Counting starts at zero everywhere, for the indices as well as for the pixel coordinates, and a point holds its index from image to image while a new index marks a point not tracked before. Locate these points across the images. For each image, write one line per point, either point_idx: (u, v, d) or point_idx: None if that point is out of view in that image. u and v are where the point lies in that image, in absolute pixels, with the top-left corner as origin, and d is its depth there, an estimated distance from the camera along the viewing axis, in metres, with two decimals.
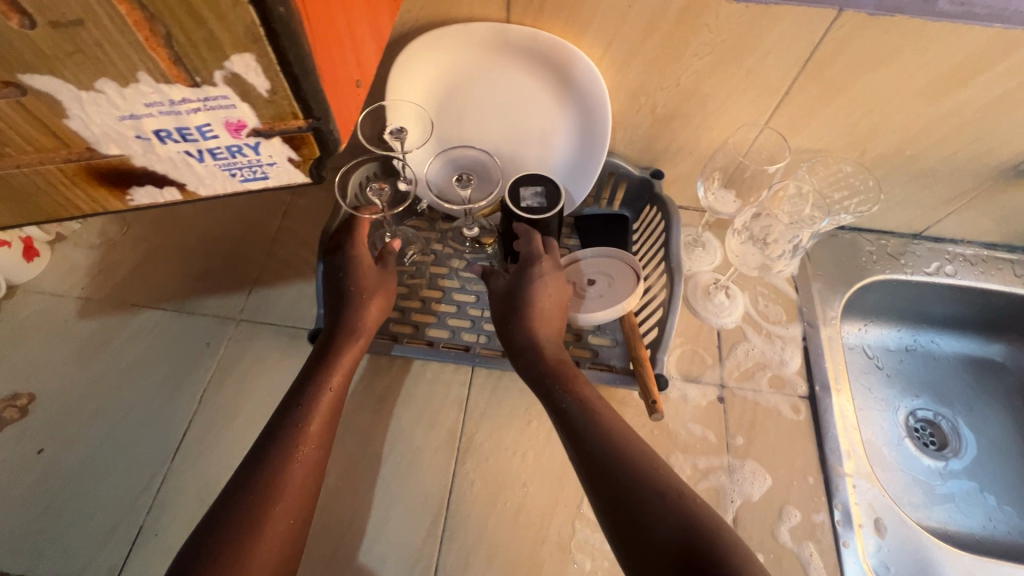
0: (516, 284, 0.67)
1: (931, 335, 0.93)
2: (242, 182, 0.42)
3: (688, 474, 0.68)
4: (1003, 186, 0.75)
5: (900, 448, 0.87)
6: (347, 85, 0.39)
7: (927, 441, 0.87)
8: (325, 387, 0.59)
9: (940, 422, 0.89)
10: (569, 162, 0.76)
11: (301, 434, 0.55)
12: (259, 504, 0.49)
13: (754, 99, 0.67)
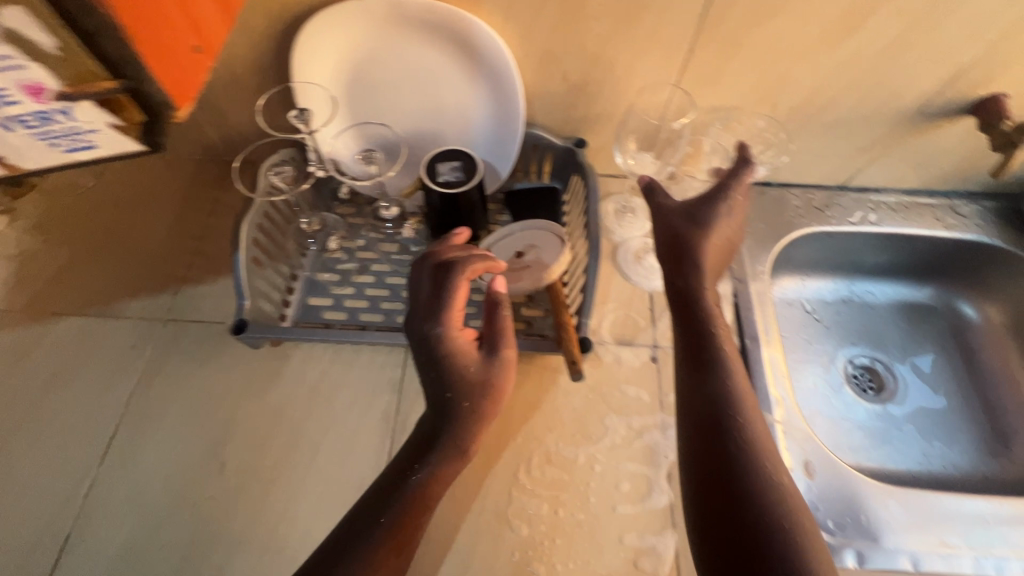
0: (699, 207, 0.63)
1: (864, 285, 0.96)
2: (71, 151, 0.53)
3: (623, 434, 0.69)
4: (912, 131, 0.77)
5: (840, 395, 0.89)
6: (179, 48, 0.40)
7: (866, 386, 0.90)
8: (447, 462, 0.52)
9: (877, 367, 0.92)
10: (489, 136, 0.76)
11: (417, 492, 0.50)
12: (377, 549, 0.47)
13: (660, 59, 0.68)
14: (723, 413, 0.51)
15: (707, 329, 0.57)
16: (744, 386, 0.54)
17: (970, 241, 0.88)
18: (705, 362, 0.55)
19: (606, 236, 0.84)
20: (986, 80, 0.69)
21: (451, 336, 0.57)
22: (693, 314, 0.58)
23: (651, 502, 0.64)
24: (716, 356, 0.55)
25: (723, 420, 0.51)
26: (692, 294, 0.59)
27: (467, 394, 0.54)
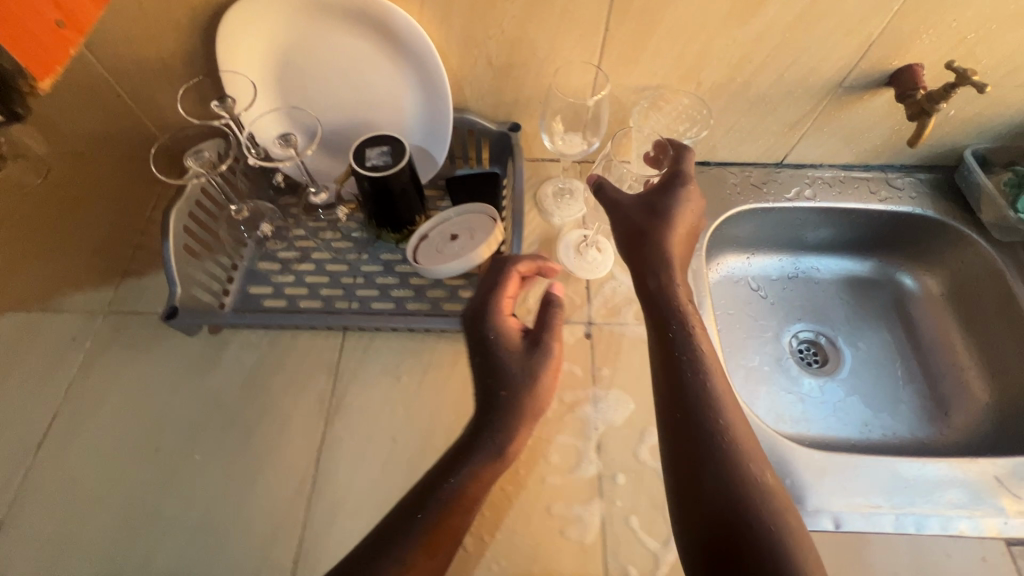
0: (657, 197, 0.65)
1: (808, 261, 0.98)
2: None
3: (555, 408, 0.70)
4: (837, 105, 0.79)
5: (784, 369, 0.91)
6: (29, 14, 0.40)
7: (810, 359, 0.92)
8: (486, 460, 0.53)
9: (821, 340, 0.93)
10: (423, 122, 0.78)
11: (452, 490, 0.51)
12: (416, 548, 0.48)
13: (579, 39, 0.69)
14: (704, 416, 0.53)
15: (679, 329, 0.58)
16: (721, 383, 0.55)
17: (905, 212, 0.89)
18: (681, 364, 0.56)
19: (545, 219, 0.86)
20: (899, 50, 0.70)
21: (503, 322, 0.58)
22: (663, 315, 0.59)
23: (579, 472, 0.65)
24: (691, 357, 0.56)
25: (701, 424, 0.53)
26: (658, 295, 0.61)
27: (527, 382, 0.55)
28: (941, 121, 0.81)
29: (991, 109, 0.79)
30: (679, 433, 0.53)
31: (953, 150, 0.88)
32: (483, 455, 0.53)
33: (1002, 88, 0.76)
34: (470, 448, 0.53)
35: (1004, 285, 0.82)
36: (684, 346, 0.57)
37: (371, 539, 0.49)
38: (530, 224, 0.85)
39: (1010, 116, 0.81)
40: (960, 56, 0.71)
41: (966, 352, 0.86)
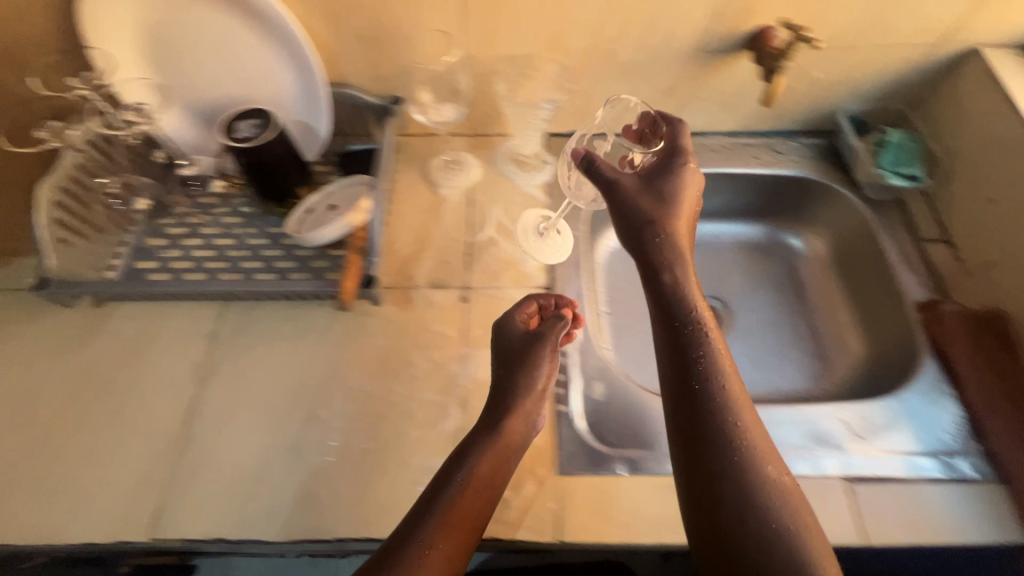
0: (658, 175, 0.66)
1: (706, 227, 0.99)
2: None
3: (423, 368, 0.72)
4: (706, 69, 0.81)
5: None
6: None
7: None
8: (491, 438, 0.59)
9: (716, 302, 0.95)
10: (302, 96, 0.80)
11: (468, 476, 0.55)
12: (436, 530, 0.50)
13: (437, 9, 0.72)
14: (716, 411, 0.53)
15: (691, 325, 0.58)
16: (733, 378, 0.56)
17: (787, 177, 0.91)
18: (690, 359, 0.56)
19: (433, 191, 0.87)
20: (748, 13, 0.72)
21: (517, 325, 0.68)
22: (670, 310, 0.59)
23: (440, 427, 0.68)
24: (700, 351, 0.56)
25: (702, 404, 0.54)
26: (661, 288, 0.61)
27: (525, 382, 0.63)
28: (811, 83, 0.84)
29: (856, 71, 0.82)
30: (687, 428, 0.53)
31: (831, 113, 0.90)
32: (479, 454, 0.57)
33: (860, 49, 0.78)
34: (478, 449, 0.58)
35: (875, 245, 0.84)
36: (693, 341, 0.57)
37: (401, 526, 0.51)
38: (417, 196, 0.87)
39: (877, 77, 0.83)
40: (808, 16, 0.73)
41: (845, 308, 0.89)
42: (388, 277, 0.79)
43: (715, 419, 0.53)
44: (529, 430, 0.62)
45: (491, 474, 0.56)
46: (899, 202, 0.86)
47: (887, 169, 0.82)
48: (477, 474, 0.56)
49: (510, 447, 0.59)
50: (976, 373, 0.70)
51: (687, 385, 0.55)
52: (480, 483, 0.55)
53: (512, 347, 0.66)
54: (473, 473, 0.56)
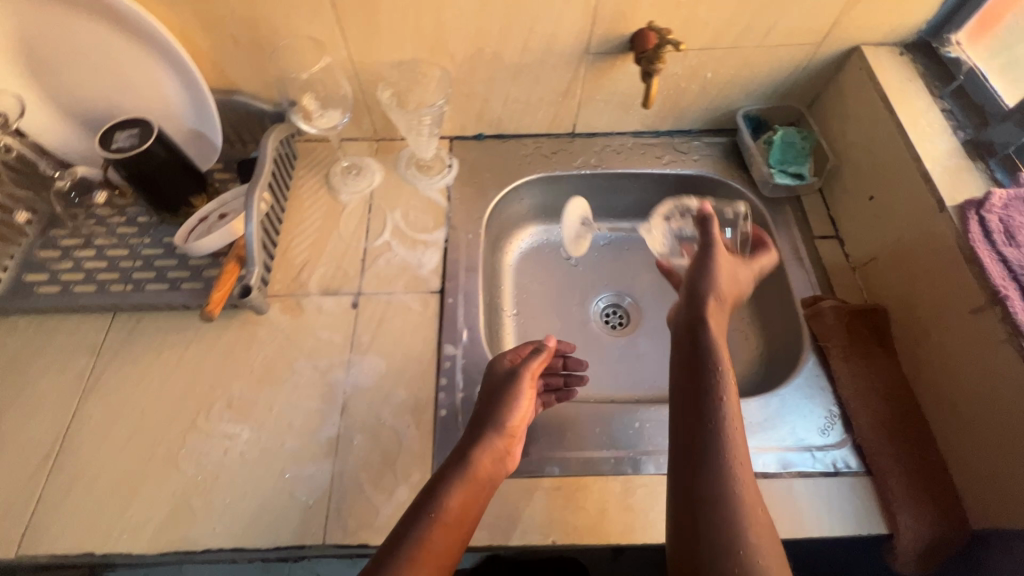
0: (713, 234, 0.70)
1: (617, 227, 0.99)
2: None
3: (308, 376, 0.72)
4: (595, 72, 0.81)
5: (587, 332, 0.91)
6: None
7: (614, 322, 0.93)
8: (465, 477, 0.57)
9: (625, 302, 0.95)
10: (190, 105, 0.80)
11: (444, 514, 0.53)
12: (407, 564, 0.48)
13: (312, 17, 0.71)
14: (716, 460, 0.50)
15: (705, 369, 0.56)
16: (736, 428, 0.52)
17: (688, 176, 0.91)
18: (699, 406, 0.54)
19: (333, 197, 0.87)
20: (625, 15, 0.73)
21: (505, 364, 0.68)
22: (696, 355, 0.58)
23: (319, 435, 0.68)
24: (709, 399, 0.54)
25: (701, 434, 0.52)
26: (704, 334, 0.59)
27: (498, 418, 0.63)
28: (703, 84, 0.84)
29: (744, 70, 0.82)
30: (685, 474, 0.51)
31: (730, 113, 0.91)
32: (450, 489, 0.56)
33: (745, 49, 0.79)
34: (452, 484, 0.56)
35: (769, 240, 0.85)
36: (707, 388, 0.54)
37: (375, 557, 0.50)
38: (316, 202, 0.87)
39: (768, 77, 0.84)
40: (686, 18, 0.74)
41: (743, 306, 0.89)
42: (280, 284, 0.79)
43: (716, 467, 0.50)
44: (500, 466, 0.61)
45: (463, 515, 0.54)
46: (795, 200, 0.87)
47: (775, 168, 0.83)
48: (450, 511, 0.54)
49: (487, 481, 0.59)
50: (851, 368, 0.70)
51: (693, 430, 0.53)
52: (441, 520, 0.53)
53: (501, 386, 0.66)
54: (446, 512, 0.53)
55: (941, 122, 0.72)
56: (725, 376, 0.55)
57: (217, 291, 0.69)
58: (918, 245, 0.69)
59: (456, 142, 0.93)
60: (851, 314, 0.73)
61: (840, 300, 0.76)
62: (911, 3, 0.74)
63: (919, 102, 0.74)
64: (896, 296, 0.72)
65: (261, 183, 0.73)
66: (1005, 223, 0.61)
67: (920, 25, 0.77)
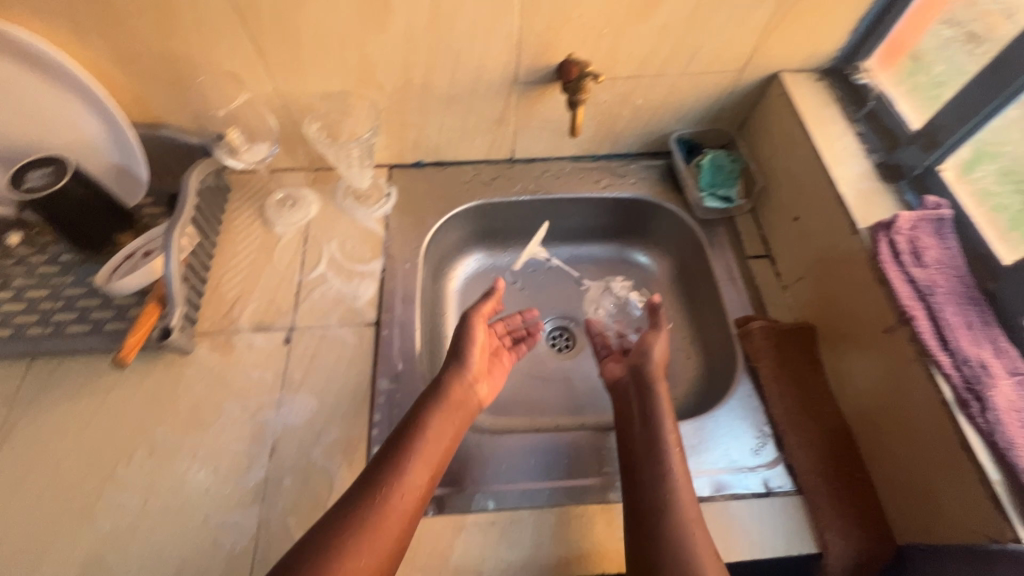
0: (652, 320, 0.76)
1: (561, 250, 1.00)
2: None
3: (236, 417, 0.70)
4: (527, 99, 0.82)
5: (535, 357, 0.91)
6: None
7: (561, 345, 0.93)
8: (442, 405, 0.65)
9: (572, 324, 0.94)
10: (110, 140, 0.77)
11: (425, 430, 0.62)
12: (398, 473, 0.58)
13: (232, 52, 0.70)
14: (657, 487, 0.61)
15: (649, 401, 0.69)
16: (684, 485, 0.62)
17: (626, 199, 0.93)
18: (643, 438, 0.66)
19: (267, 229, 0.86)
20: (549, 46, 0.74)
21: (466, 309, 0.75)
22: (643, 395, 0.70)
23: (246, 479, 0.66)
24: (650, 428, 0.66)
25: (652, 487, 0.61)
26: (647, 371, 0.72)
27: (457, 354, 0.70)
28: (634, 110, 0.86)
29: (672, 96, 0.84)
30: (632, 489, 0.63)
31: (663, 136, 0.92)
32: (427, 420, 0.63)
33: (670, 77, 0.81)
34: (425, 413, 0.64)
35: (705, 260, 0.87)
36: (649, 412, 0.68)
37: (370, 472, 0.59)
38: (249, 234, 0.85)
39: (696, 103, 0.86)
40: (608, 49, 0.75)
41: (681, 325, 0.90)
42: (209, 322, 0.77)
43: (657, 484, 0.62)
44: (469, 393, 0.69)
45: (438, 440, 0.63)
46: (728, 221, 0.88)
47: (705, 190, 0.86)
48: (427, 436, 0.62)
49: (457, 403, 0.67)
50: (781, 390, 0.71)
51: (640, 458, 0.65)
52: (419, 447, 0.61)
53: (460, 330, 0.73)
54: (422, 435, 0.62)
55: (854, 146, 0.75)
56: (664, 411, 0.67)
57: (132, 335, 0.66)
58: (837, 265, 0.71)
59: (395, 170, 0.92)
60: (780, 336, 0.75)
61: (771, 320, 0.77)
62: (824, 33, 0.76)
63: (834, 127, 0.77)
64: (821, 315, 0.74)
65: (181, 222, 0.71)
66: (911, 244, 0.64)
67: (834, 52, 0.80)
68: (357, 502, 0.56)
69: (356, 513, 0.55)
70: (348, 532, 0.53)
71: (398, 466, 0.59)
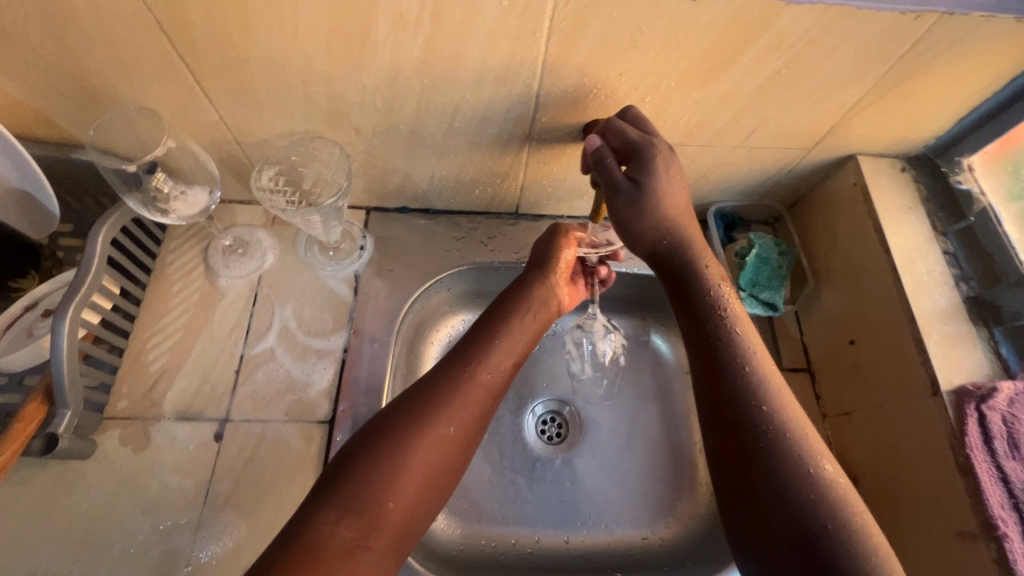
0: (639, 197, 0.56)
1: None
2: None
3: (142, 539, 0.56)
4: (542, 157, 0.66)
5: (523, 449, 0.77)
6: None
7: (553, 434, 0.79)
8: (532, 315, 0.62)
9: (568, 410, 0.80)
10: (9, 166, 0.60)
11: (509, 326, 0.59)
12: (472, 363, 0.55)
13: (160, 75, 0.53)
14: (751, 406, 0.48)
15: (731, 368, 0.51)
16: (803, 441, 0.46)
17: None
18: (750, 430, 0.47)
19: (209, 280, 0.69)
20: (576, 105, 0.57)
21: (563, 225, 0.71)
22: (719, 358, 0.52)
23: None
24: (753, 415, 0.48)
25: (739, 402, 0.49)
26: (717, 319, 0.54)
27: (542, 264, 0.66)
28: None
29: (721, 169, 0.68)
30: (759, 500, 0.45)
31: (700, 208, 0.76)
32: (514, 316, 0.61)
33: (722, 148, 0.64)
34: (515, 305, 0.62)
35: None
36: (743, 387, 0.49)
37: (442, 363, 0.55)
38: (185, 285, 0.69)
39: (748, 177, 0.70)
40: (651, 114, 0.59)
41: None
42: (124, 404, 0.62)
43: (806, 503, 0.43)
44: (554, 297, 0.65)
45: (522, 332, 0.60)
46: (766, 320, 0.73)
47: (745, 290, 0.70)
48: (512, 330, 0.60)
49: (542, 302, 0.63)
50: None
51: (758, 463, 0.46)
52: (499, 333, 0.59)
53: (554, 238, 0.68)
54: (505, 324, 0.59)
55: (942, 270, 0.61)
56: (741, 358, 0.51)
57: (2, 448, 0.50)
58: (905, 423, 0.57)
59: (374, 214, 0.76)
60: None
61: None
62: (922, 119, 0.60)
63: (916, 240, 0.62)
64: (871, 472, 0.61)
65: (82, 294, 0.55)
66: (1009, 426, 0.51)
67: (926, 141, 0.64)
68: (443, 374, 0.53)
69: (441, 385, 0.52)
70: (437, 403, 0.51)
71: (483, 351, 0.56)
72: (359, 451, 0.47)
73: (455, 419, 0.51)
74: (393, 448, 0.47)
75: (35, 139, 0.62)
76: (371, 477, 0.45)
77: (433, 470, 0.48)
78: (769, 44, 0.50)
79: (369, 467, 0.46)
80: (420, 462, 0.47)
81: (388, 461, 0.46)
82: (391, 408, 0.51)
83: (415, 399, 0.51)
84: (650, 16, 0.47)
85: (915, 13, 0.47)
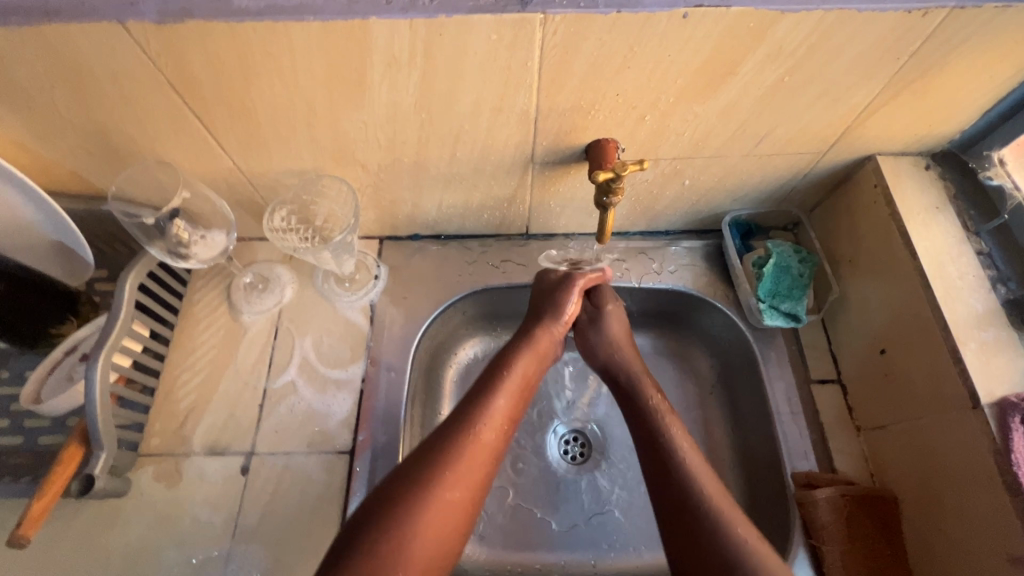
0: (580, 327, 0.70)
1: None
2: None
3: (177, 573, 0.58)
4: (546, 178, 0.65)
5: (544, 470, 0.76)
6: None
7: (574, 453, 0.78)
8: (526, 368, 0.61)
9: (588, 428, 0.79)
10: (47, 223, 0.63)
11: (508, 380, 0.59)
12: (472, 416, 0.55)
13: (176, 130, 0.56)
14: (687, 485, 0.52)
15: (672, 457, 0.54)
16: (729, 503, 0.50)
17: (663, 292, 0.74)
18: (694, 514, 0.50)
19: (232, 317, 0.72)
20: (575, 127, 0.57)
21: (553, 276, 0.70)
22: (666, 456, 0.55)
23: None
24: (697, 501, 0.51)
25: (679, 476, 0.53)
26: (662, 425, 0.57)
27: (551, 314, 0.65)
28: (681, 190, 0.68)
29: (732, 179, 0.66)
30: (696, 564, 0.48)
31: (714, 217, 0.74)
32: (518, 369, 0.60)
33: (730, 158, 0.63)
34: (518, 352, 0.62)
35: (757, 378, 0.68)
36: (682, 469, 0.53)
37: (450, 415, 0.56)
38: (210, 323, 0.72)
39: (763, 184, 0.68)
40: (653, 130, 0.58)
41: (727, 466, 0.70)
42: (156, 441, 0.65)
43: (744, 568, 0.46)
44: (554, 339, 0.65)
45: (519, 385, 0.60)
46: (790, 330, 0.70)
47: (765, 302, 0.68)
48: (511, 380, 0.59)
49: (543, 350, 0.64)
50: None
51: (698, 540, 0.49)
52: (498, 385, 0.58)
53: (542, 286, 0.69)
54: (506, 373, 0.59)
55: (976, 271, 0.57)
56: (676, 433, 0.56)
57: (40, 498, 0.54)
58: (950, 452, 0.53)
59: (387, 243, 0.78)
60: (852, 505, 0.58)
61: (839, 481, 0.60)
62: (942, 114, 0.57)
63: (945, 241, 0.59)
64: (913, 489, 0.57)
65: (113, 339, 0.58)
66: None
67: (950, 136, 0.61)
68: (449, 431, 0.54)
69: (447, 444, 0.53)
70: (445, 463, 0.51)
71: (485, 400, 0.57)
72: (370, 513, 0.48)
73: (461, 478, 0.51)
74: (403, 505, 0.48)
75: (68, 194, 0.66)
76: (382, 544, 0.46)
77: (445, 532, 0.49)
78: (768, 55, 0.49)
79: (381, 531, 0.47)
80: (431, 527, 0.48)
81: (398, 532, 0.47)
82: (398, 467, 0.52)
83: (418, 457, 0.52)
84: (640, 36, 0.47)
85: (922, 9, 0.45)
